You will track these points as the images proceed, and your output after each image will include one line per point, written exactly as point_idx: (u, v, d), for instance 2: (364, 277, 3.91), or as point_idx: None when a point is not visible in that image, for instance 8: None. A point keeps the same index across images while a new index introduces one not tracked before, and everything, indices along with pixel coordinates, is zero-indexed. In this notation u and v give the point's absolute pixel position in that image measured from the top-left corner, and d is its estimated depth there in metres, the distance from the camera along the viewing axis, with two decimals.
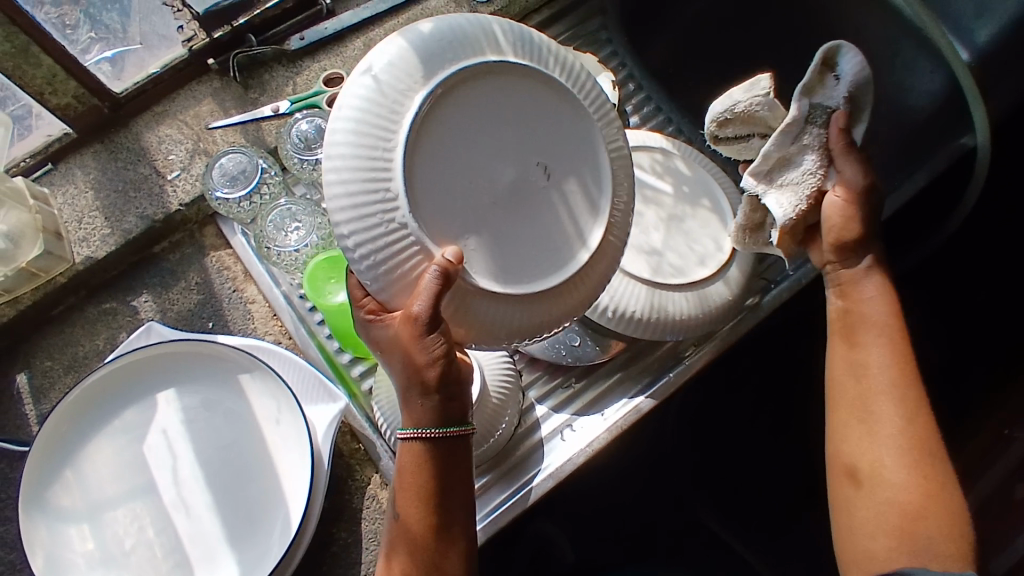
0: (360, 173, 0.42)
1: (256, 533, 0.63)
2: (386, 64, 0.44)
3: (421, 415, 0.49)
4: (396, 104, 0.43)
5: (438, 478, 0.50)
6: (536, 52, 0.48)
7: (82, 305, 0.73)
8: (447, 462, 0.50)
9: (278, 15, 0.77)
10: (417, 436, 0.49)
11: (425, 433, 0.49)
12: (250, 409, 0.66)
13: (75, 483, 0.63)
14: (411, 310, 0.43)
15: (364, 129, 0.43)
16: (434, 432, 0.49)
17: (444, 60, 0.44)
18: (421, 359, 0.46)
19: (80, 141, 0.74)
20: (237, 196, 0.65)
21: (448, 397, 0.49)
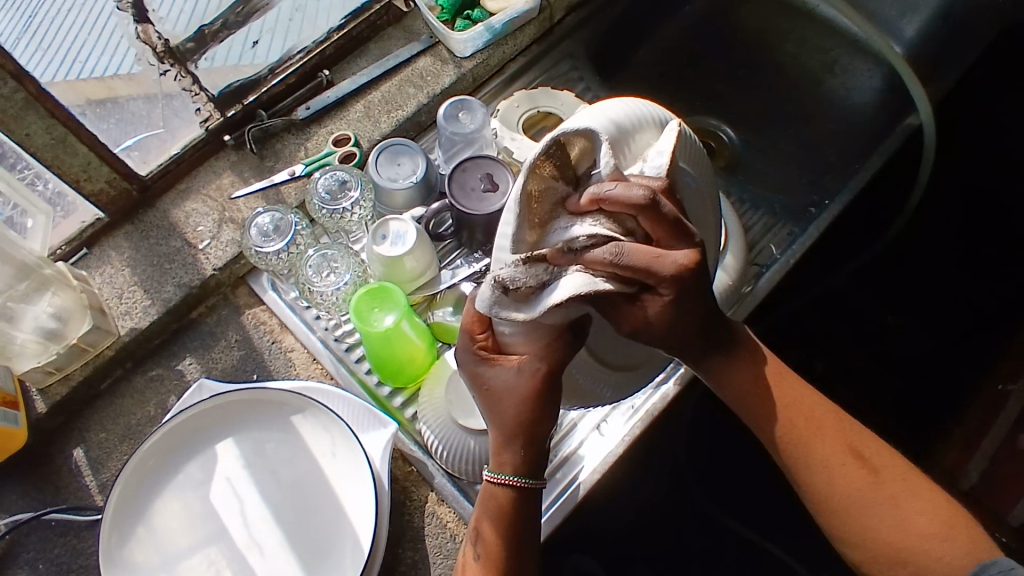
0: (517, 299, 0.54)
1: (328, 561, 0.66)
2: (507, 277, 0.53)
3: (512, 463, 0.56)
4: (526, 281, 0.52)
5: (515, 520, 0.56)
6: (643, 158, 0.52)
7: (129, 375, 0.78)
8: (527, 507, 0.57)
9: (283, 90, 0.84)
10: (508, 482, 0.56)
11: (511, 479, 0.56)
12: (306, 446, 0.70)
13: (147, 538, 0.66)
14: (539, 364, 0.54)
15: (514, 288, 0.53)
16: (518, 480, 0.56)
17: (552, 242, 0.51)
18: (530, 416, 0.54)
19: (112, 225, 0.80)
20: (273, 250, 0.71)
21: (534, 454, 0.56)
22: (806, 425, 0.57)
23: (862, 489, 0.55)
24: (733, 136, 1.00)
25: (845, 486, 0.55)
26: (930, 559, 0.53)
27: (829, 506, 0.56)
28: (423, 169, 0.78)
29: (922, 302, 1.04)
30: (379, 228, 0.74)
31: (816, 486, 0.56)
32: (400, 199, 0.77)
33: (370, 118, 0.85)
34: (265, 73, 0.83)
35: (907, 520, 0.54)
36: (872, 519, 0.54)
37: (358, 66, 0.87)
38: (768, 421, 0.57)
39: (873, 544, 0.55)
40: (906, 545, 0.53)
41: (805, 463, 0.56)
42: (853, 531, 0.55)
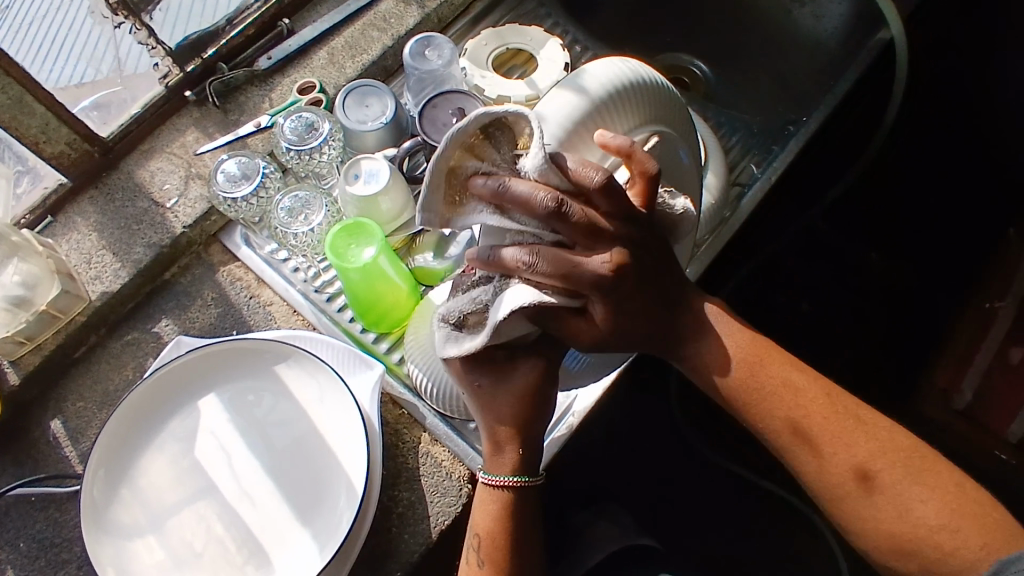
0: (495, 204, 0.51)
1: (322, 506, 0.64)
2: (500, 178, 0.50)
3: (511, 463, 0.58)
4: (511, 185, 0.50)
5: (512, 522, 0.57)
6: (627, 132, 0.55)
7: (104, 342, 0.75)
8: (522, 507, 0.58)
9: (243, 42, 0.82)
10: (502, 484, 0.58)
11: (505, 481, 0.58)
12: (293, 394, 0.68)
13: (135, 499, 0.64)
14: (535, 345, 0.56)
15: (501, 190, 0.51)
16: (515, 480, 0.58)
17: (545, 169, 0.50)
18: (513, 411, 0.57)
19: (75, 190, 0.77)
20: (241, 195, 0.68)
21: (524, 453, 0.58)
22: (794, 404, 0.54)
23: (855, 473, 0.52)
24: (705, 70, 1.02)
25: (836, 471, 0.52)
26: (935, 522, 0.50)
27: (821, 496, 0.53)
28: (392, 108, 0.76)
29: None
30: (351, 167, 0.72)
31: (810, 473, 0.53)
32: (371, 141, 0.75)
33: (335, 65, 0.82)
34: (223, 24, 0.80)
35: (906, 508, 0.50)
36: (865, 507, 0.51)
37: (319, 14, 0.85)
38: (750, 393, 0.54)
39: (870, 507, 0.51)
40: (903, 536, 0.50)
41: (793, 447, 0.53)
42: (847, 514, 0.52)
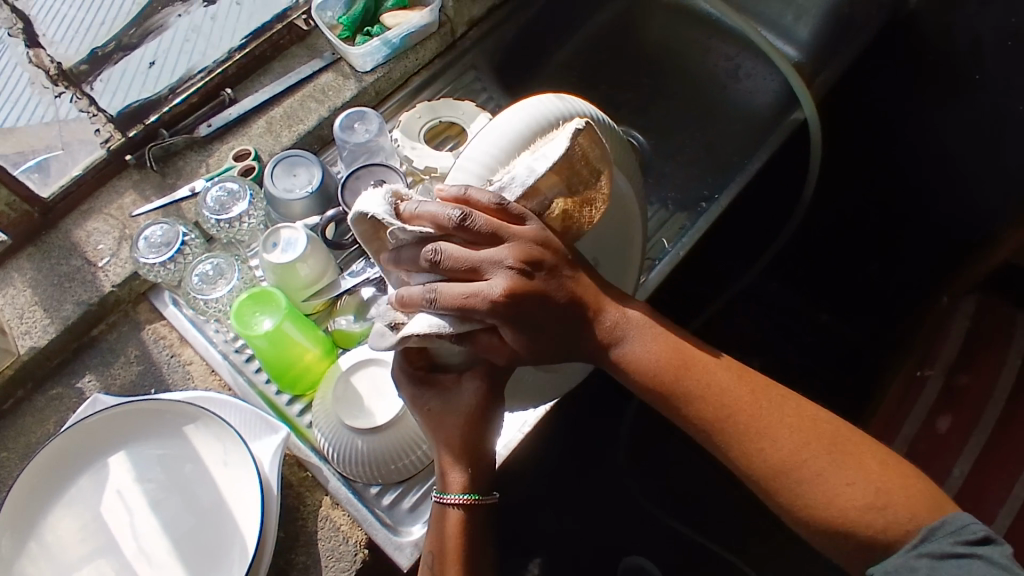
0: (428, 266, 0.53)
1: (217, 567, 0.65)
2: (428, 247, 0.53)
3: (463, 481, 0.56)
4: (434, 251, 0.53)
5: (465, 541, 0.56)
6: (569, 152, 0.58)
7: (30, 396, 0.77)
8: (478, 529, 0.57)
9: (185, 110, 0.86)
10: (456, 503, 0.56)
11: (458, 500, 0.56)
12: (198, 455, 0.70)
13: (40, 552, 0.66)
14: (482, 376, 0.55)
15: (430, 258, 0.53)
16: (467, 498, 0.56)
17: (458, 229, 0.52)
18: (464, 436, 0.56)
19: (14, 248, 0.80)
20: (160, 260, 0.71)
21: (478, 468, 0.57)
22: (731, 400, 0.54)
23: (790, 460, 0.52)
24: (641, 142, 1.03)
25: (778, 451, 0.52)
26: (881, 511, 0.51)
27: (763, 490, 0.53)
28: (319, 178, 0.79)
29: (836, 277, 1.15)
30: (271, 236, 0.75)
31: (752, 464, 0.53)
32: (298, 209, 0.78)
33: (272, 133, 0.86)
34: (166, 93, 0.85)
35: (836, 487, 0.51)
36: (802, 491, 0.52)
37: (261, 84, 0.89)
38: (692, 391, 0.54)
39: (815, 506, 0.52)
40: (840, 517, 0.51)
41: (730, 441, 0.53)
42: (788, 493, 0.52)
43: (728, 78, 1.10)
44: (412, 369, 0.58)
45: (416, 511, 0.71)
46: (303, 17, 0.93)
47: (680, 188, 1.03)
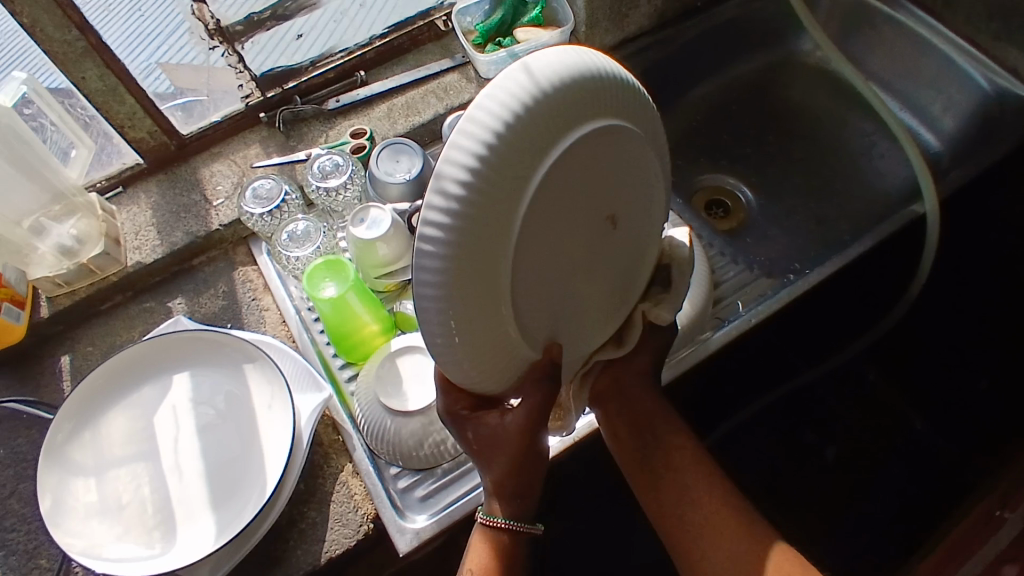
0: (440, 200, 0.41)
1: (235, 500, 0.70)
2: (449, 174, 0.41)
3: (507, 506, 0.59)
4: (453, 182, 0.41)
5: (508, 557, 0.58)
6: (626, 104, 0.49)
7: (127, 302, 0.86)
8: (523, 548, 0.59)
9: (321, 83, 0.94)
10: (501, 526, 0.58)
11: (504, 522, 0.58)
12: (249, 394, 0.75)
13: (92, 442, 0.73)
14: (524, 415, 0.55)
15: (446, 189, 0.41)
16: (511, 523, 0.59)
17: (490, 159, 0.41)
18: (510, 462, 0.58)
19: (146, 171, 0.89)
20: (263, 212, 0.78)
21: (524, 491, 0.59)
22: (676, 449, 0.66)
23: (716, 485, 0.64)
24: (750, 197, 1.06)
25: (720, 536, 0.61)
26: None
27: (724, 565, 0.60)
28: (419, 168, 0.83)
29: (923, 389, 1.08)
30: (361, 212, 0.78)
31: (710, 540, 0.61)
32: (394, 193, 0.82)
33: (390, 119, 0.92)
34: (307, 65, 0.93)
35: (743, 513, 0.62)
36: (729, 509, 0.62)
37: (392, 73, 0.96)
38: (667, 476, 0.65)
39: None
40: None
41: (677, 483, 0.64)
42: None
43: (860, 153, 1.06)
44: (456, 409, 0.58)
45: (426, 501, 0.74)
46: (443, 17, 0.99)
47: (775, 251, 1.00)
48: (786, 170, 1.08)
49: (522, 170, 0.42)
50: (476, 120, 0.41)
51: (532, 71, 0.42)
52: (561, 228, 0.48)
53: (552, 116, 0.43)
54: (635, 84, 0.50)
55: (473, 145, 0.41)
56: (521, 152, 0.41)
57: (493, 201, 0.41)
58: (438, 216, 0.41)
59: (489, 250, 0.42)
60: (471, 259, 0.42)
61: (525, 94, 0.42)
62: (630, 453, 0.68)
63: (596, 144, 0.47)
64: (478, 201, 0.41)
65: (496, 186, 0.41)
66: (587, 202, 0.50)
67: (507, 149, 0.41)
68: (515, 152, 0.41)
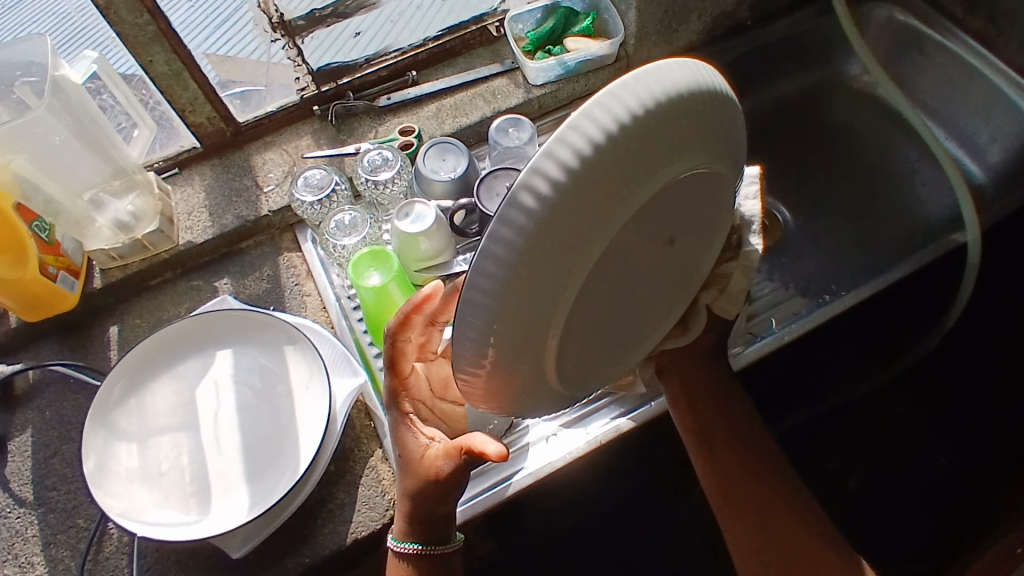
0: (538, 177, 0.41)
1: (269, 475, 0.73)
2: (553, 155, 0.41)
3: (414, 532, 0.64)
4: (556, 163, 0.41)
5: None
6: (709, 147, 0.51)
7: (175, 280, 0.90)
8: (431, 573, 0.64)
9: (373, 80, 0.96)
10: (406, 549, 0.64)
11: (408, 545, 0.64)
12: (288, 375, 0.78)
13: (136, 409, 0.76)
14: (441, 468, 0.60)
15: (547, 168, 0.41)
16: (416, 548, 0.64)
17: (592, 152, 0.42)
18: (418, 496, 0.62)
19: (203, 155, 0.93)
20: (314, 201, 0.81)
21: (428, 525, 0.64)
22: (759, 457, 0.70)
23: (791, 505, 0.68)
24: (787, 217, 1.06)
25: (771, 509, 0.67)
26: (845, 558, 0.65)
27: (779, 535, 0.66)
28: (464, 168, 0.85)
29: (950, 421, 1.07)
30: (407, 207, 0.81)
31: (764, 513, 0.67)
32: (438, 189, 0.85)
33: (438, 119, 0.95)
34: (361, 62, 0.95)
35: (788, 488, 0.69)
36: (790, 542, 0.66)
37: (443, 74, 0.98)
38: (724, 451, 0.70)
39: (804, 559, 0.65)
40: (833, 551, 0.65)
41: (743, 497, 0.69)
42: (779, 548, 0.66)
43: (900, 181, 1.06)
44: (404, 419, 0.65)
45: None
46: (496, 24, 1.01)
47: (808, 272, 1.00)
48: (824, 192, 1.08)
49: (617, 186, 0.43)
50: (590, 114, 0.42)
51: (640, 90, 0.44)
52: (631, 245, 0.49)
53: (652, 135, 0.44)
54: (722, 130, 0.53)
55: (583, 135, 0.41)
56: (617, 155, 0.43)
57: (585, 208, 0.42)
58: (531, 194, 0.41)
59: (564, 243, 0.43)
60: (544, 264, 0.43)
61: (639, 105, 0.43)
62: (689, 427, 0.72)
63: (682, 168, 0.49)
64: (571, 190, 0.41)
65: (592, 196, 0.42)
66: (658, 221, 0.51)
67: (611, 149, 0.42)
68: (613, 153, 0.42)
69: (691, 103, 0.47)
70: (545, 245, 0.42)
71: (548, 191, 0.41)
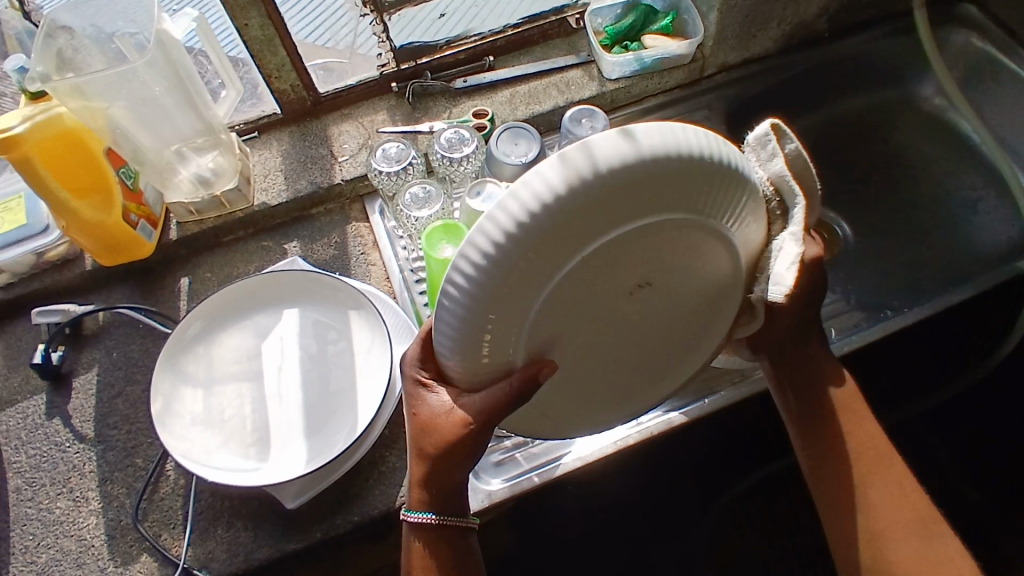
0: (482, 235, 0.46)
1: (327, 431, 0.75)
2: (496, 216, 0.46)
3: (427, 500, 0.61)
4: (497, 225, 0.45)
5: (434, 549, 0.62)
6: (704, 198, 0.51)
7: (246, 239, 0.93)
8: (450, 544, 0.62)
9: (451, 62, 0.99)
10: (423, 518, 0.61)
11: (428, 515, 0.61)
12: (351, 338, 0.80)
13: (204, 357, 0.79)
14: (469, 413, 0.56)
15: (489, 227, 0.46)
16: (432, 517, 0.61)
17: (534, 216, 0.45)
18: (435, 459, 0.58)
19: (282, 121, 0.96)
20: (391, 172, 0.83)
21: (444, 495, 0.61)
22: (869, 455, 0.68)
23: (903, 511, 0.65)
24: (847, 232, 1.06)
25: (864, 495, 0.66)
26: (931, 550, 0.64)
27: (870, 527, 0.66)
28: (535, 154, 0.86)
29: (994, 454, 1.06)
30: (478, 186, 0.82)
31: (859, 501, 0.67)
32: (507, 173, 0.85)
33: (511, 104, 0.96)
34: (442, 43, 0.97)
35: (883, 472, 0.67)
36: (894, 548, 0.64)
37: (519, 62, 1.01)
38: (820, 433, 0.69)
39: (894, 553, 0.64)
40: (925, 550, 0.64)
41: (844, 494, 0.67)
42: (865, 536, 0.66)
43: (964, 206, 1.05)
44: (419, 376, 0.59)
45: (500, 466, 0.77)
46: (575, 15, 1.02)
47: (866, 287, 1.00)
48: (887, 210, 1.07)
49: (570, 240, 0.47)
50: (537, 179, 0.45)
51: (595, 155, 0.45)
52: (599, 284, 0.53)
53: (620, 195, 0.47)
54: (728, 175, 0.51)
55: (524, 202, 0.45)
56: (564, 218, 0.46)
57: (534, 257, 0.46)
58: (476, 247, 0.46)
59: (508, 292, 0.47)
60: (492, 307, 0.48)
61: (594, 169, 0.45)
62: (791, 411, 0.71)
63: (659, 224, 0.51)
64: (512, 248, 0.46)
65: (541, 249, 0.46)
66: (636, 268, 0.54)
67: (556, 212, 0.45)
68: (559, 217, 0.46)
69: (678, 167, 0.48)
70: (488, 286, 0.47)
71: (489, 247, 0.46)
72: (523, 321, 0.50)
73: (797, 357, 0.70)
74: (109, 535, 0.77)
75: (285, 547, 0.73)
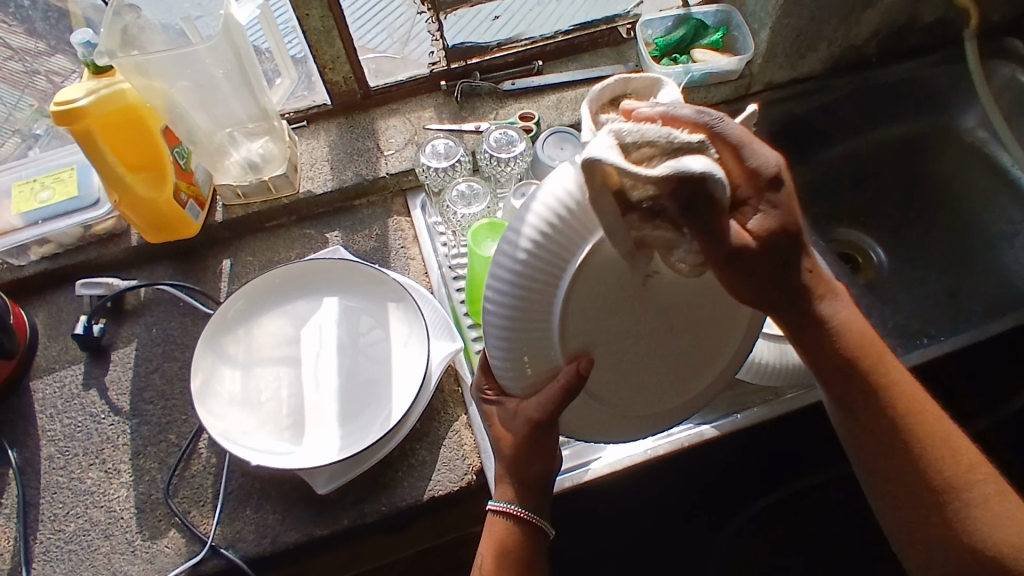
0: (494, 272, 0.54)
1: (361, 420, 0.76)
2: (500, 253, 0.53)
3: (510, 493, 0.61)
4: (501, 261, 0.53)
5: (515, 547, 0.61)
6: None
7: (289, 226, 0.94)
8: (527, 542, 0.61)
9: (500, 65, 1.00)
10: (504, 509, 0.61)
11: (512, 507, 0.61)
12: (389, 330, 0.81)
13: (243, 338, 0.80)
14: (533, 414, 0.56)
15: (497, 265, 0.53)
16: (514, 509, 0.61)
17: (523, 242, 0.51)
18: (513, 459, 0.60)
19: (331, 112, 0.98)
20: (439, 168, 0.84)
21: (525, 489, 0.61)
22: (903, 397, 0.59)
23: (959, 449, 0.60)
24: (882, 256, 1.06)
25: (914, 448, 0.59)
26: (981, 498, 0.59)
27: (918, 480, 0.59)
28: None
29: None
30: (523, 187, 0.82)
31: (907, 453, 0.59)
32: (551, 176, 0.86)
33: (557, 109, 0.97)
34: (493, 45, 0.98)
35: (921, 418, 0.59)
36: (956, 482, 0.59)
37: (567, 68, 1.02)
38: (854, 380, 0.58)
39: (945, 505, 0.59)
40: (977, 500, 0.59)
41: (893, 441, 0.59)
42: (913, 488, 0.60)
43: (1003, 239, 1.04)
44: (486, 394, 0.61)
45: None
46: (626, 26, 1.03)
47: (900, 314, 0.99)
48: (924, 239, 1.07)
49: (557, 244, 0.51)
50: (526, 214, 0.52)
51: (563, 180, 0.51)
52: (613, 279, 0.54)
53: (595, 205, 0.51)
54: None
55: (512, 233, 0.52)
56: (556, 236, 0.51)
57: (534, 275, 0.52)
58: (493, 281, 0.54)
59: (527, 308, 0.52)
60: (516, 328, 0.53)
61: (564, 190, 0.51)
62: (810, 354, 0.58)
63: None
64: (515, 272, 0.52)
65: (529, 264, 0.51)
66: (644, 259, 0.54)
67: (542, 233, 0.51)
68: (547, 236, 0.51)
69: None
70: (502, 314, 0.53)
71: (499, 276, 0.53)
72: (550, 318, 0.53)
73: (792, 311, 0.55)
74: (138, 508, 0.77)
75: (312, 531, 0.74)
